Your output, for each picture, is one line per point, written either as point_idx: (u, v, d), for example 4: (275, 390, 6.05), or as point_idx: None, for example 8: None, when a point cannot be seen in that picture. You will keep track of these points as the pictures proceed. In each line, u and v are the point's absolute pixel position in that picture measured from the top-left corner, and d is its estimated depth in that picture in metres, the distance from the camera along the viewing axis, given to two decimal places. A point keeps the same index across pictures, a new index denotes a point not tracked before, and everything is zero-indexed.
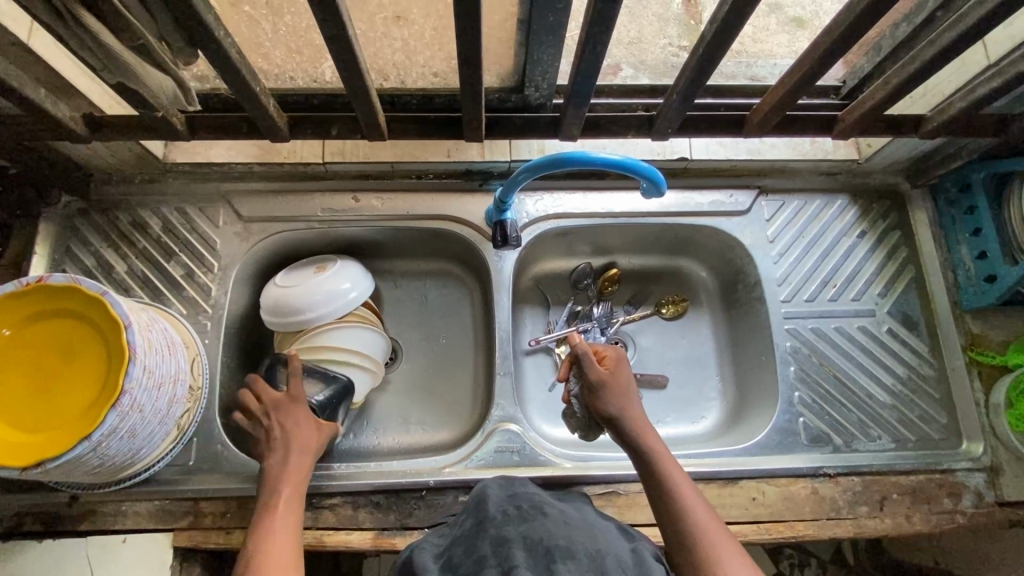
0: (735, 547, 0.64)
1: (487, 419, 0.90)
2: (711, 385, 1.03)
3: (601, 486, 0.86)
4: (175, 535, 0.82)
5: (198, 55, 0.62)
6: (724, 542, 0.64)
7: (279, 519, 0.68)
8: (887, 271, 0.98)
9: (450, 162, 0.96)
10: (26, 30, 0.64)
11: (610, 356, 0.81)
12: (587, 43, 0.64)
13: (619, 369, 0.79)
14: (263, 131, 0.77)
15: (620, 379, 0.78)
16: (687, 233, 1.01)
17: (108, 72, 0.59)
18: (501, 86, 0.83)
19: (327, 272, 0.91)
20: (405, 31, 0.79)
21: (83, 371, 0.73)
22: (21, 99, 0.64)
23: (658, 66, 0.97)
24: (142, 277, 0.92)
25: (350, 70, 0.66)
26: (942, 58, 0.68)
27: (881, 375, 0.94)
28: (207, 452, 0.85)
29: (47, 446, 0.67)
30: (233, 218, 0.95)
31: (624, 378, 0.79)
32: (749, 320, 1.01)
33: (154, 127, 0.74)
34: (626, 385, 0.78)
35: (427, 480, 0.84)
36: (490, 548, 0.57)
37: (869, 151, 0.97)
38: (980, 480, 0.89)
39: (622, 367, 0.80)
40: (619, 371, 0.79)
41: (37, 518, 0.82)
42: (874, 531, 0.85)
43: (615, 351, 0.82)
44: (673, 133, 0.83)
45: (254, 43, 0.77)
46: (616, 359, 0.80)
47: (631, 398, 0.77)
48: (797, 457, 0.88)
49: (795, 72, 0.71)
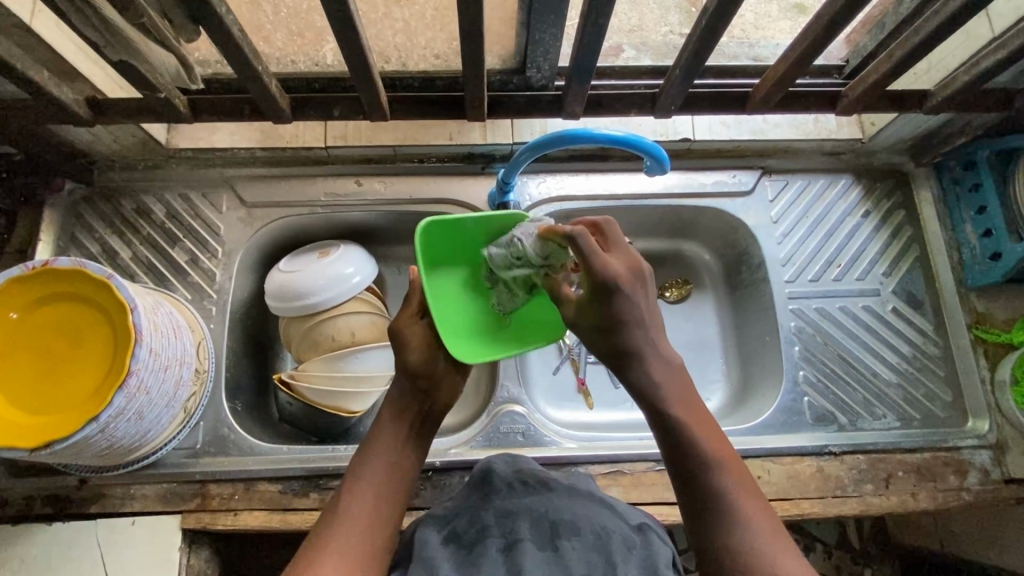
0: (757, 496, 0.57)
1: (492, 401, 0.91)
2: (715, 367, 1.03)
3: (606, 465, 0.86)
4: (183, 517, 0.82)
5: (200, 32, 0.62)
6: (746, 491, 0.57)
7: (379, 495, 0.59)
8: (892, 250, 0.98)
9: (452, 145, 0.96)
10: (29, 13, 0.64)
11: (600, 286, 0.59)
12: (589, 16, 0.64)
13: (619, 306, 0.59)
14: (265, 112, 0.77)
15: (613, 317, 0.60)
16: (690, 215, 1.01)
17: (111, 49, 0.59)
18: (503, 68, 0.83)
19: (330, 257, 0.91)
20: (407, 12, 0.81)
21: (91, 354, 0.73)
22: (24, 80, 0.65)
23: (660, 48, 0.96)
24: (147, 264, 0.92)
25: (353, 48, 0.65)
26: (946, 29, 0.68)
27: (887, 354, 0.94)
28: (214, 435, 0.86)
29: (56, 428, 0.68)
30: (236, 204, 0.95)
31: (622, 318, 0.59)
32: (754, 301, 1.01)
33: (157, 110, 0.74)
34: (631, 323, 0.60)
35: (433, 461, 0.84)
36: (494, 520, 0.58)
37: (873, 130, 0.97)
38: (986, 457, 0.88)
39: (615, 299, 0.59)
40: (611, 308, 0.59)
41: (47, 501, 0.82)
42: (879, 508, 0.85)
43: (601, 280, 0.59)
44: (676, 110, 0.83)
45: (255, 26, 0.77)
46: (615, 290, 0.59)
47: (636, 330, 0.60)
48: (801, 436, 0.89)
49: (797, 46, 0.71)
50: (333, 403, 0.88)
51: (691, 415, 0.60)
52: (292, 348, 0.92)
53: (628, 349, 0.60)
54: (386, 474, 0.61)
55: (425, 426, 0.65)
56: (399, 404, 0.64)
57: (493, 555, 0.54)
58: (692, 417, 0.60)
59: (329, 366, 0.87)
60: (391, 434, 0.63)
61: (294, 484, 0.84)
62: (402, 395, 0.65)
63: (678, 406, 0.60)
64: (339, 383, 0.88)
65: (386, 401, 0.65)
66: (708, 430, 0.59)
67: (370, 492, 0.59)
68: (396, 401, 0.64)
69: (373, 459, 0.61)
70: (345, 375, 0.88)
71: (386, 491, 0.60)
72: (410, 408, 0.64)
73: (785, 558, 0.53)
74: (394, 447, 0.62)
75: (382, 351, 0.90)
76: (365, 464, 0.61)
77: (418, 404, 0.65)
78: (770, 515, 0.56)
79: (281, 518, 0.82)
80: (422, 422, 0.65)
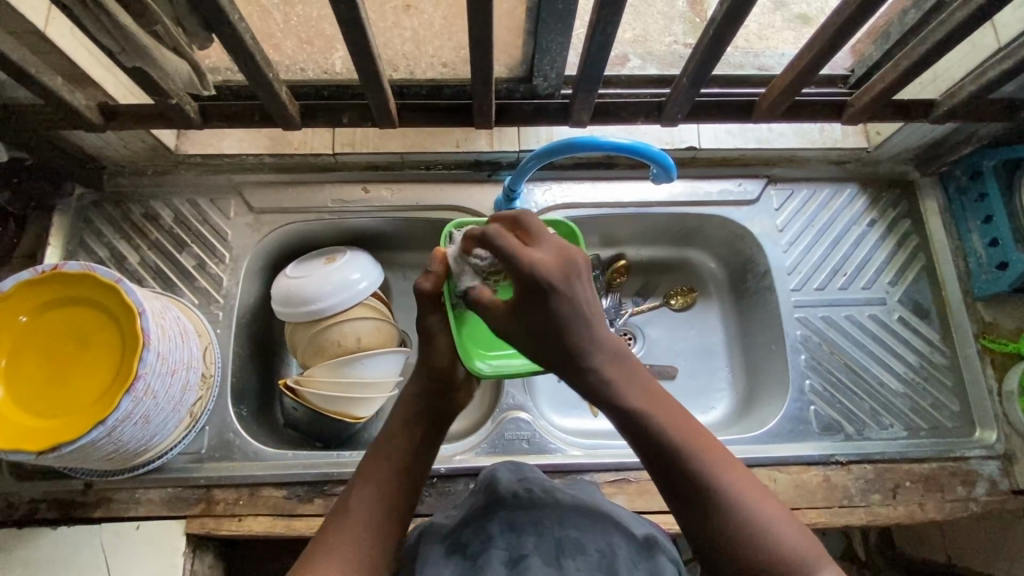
0: (726, 460, 0.53)
1: (498, 407, 0.91)
2: (720, 376, 1.03)
3: (612, 473, 0.86)
4: (187, 522, 0.82)
5: (213, 39, 0.63)
6: (712, 457, 0.53)
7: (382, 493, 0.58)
8: (897, 260, 0.98)
9: (459, 152, 0.96)
10: (44, 19, 0.65)
11: (527, 284, 0.53)
12: (596, 26, 0.65)
13: (551, 305, 0.54)
14: (276, 119, 0.78)
15: (551, 319, 0.54)
16: (695, 223, 1.01)
17: (125, 55, 0.60)
18: (510, 76, 0.83)
19: (337, 263, 0.92)
20: (416, 21, 0.78)
21: (98, 359, 0.74)
22: (39, 87, 0.65)
23: (666, 56, 0.95)
24: (154, 269, 0.93)
25: (363, 56, 0.66)
26: (951, 40, 0.68)
27: (893, 363, 0.94)
28: (219, 440, 0.86)
29: (63, 432, 0.68)
30: (244, 210, 0.95)
31: (559, 318, 0.54)
32: (759, 309, 1.01)
33: (168, 116, 0.75)
34: (565, 319, 0.54)
35: (438, 468, 0.84)
36: (499, 532, 0.57)
37: (879, 139, 0.97)
38: (993, 468, 0.88)
39: (548, 298, 0.54)
40: (543, 307, 0.54)
41: (51, 505, 0.82)
42: (886, 519, 0.85)
43: (525, 276, 0.53)
44: (683, 120, 0.83)
45: (266, 34, 0.76)
46: (540, 284, 0.53)
47: (567, 326, 0.54)
48: (808, 445, 0.88)
49: (803, 56, 0.72)
50: (336, 408, 0.88)
51: (640, 396, 0.55)
52: (299, 354, 0.92)
53: (573, 346, 0.55)
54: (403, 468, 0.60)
55: (439, 428, 0.65)
56: (414, 403, 0.64)
57: (497, 567, 0.53)
58: (645, 400, 0.55)
59: (334, 371, 0.88)
60: (409, 432, 0.62)
61: (298, 490, 0.84)
62: (416, 394, 0.64)
63: (629, 395, 0.55)
64: (345, 390, 0.87)
65: (403, 400, 0.65)
66: (663, 404, 0.56)
67: (385, 492, 0.58)
68: (411, 402, 0.64)
69: (386, 458, 0.60)
70: (351, 380, 0.88)
71: (402, 492, 0.59)
72: (427, 411, 0.64)
73: (770, 513, 0.51)
74: (406, 450, 0.61)
75: (387, 357, 0.89)
76: (382, 458, 0.61)
77: (436, 409, 0.65)
78: (739, 464, 0.54)
79: (285, 524, 0.82)
80: (437, 422, 0.65)
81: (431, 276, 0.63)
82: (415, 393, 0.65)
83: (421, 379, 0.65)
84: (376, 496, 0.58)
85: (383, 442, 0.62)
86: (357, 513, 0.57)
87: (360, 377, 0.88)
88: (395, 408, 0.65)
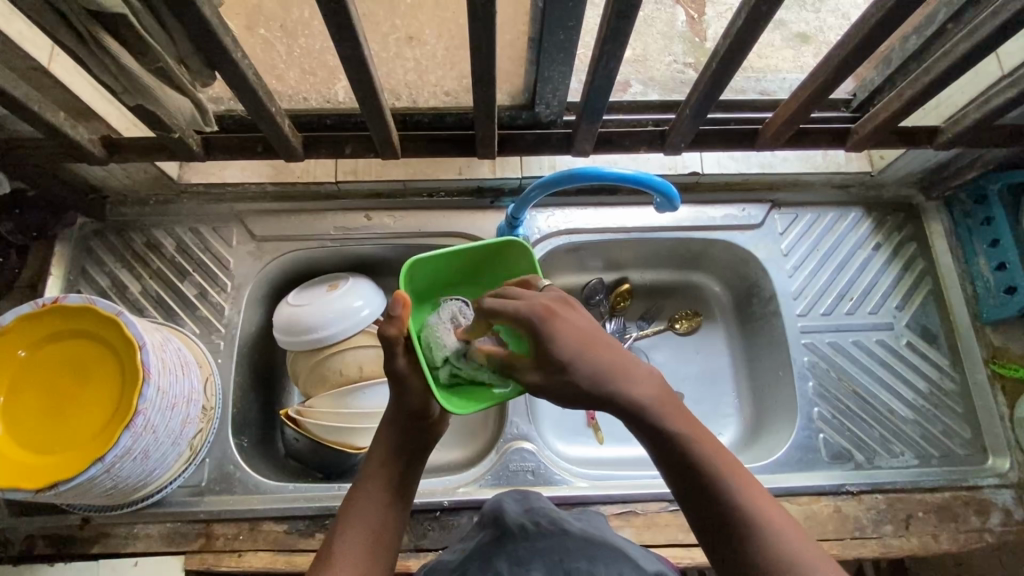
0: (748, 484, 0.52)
1: (501, 437, 0.89)
2: (727, 401, 1.01)
3: (618, 505, 0.84)
4: (186, 557, 0.80)
5: (216, 76, 0.63)
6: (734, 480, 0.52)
7: (363, 537, 0.57)
8: (904, 284, 0.97)
9: (461, 179, 0.96)
10: (47, 56, 0.65)
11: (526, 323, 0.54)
12: (599, 59, 0.64)
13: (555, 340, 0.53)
14: (278, 151, 0.78)
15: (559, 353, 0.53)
16: (699, 248, 1.01)
17: (128, 94, 0.60)
18: (512, 104, 0.83)
19: (338, 290, 0.91)
20: (419, 52, 0.78)
21: (97, 393, 0.73)
22: (42, 123, 0.65)
23: (667, 81, 0.96)
24: (155, 298, 0.92)
25: (366, 89, 0.66)
26: (955, 70, 0.68)
27: (902, 389, 0.92)
28: (219, 473, 0.85)
29: (60, 470, 0.67)
30: (246, 238, 0.95)
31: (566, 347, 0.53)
32: (764, 334, 1.00)
33: (171, 148, 0.75)
34: (579, 349, 0.53)
35: (441, 501, 0.83)
36: (506, 568, 0.56)
37: (882, 163, 0.97)
38: (1008, 497, 0.86)
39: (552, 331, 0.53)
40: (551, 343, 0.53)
41: (49, 541, 0.81)
42: (899, 551, 0.83)
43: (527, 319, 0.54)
44: (686, 148, 0.83)
45: (269, 66, 0.76)
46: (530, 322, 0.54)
47: (582, 361, 0.53)
48: (818, 475, 0.87)
49: (806, 86, 0.72)
50: (337, 438, 0.87)
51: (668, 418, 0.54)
52: (301, 383, 0.91)
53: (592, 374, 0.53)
54: (382, 508, 0.59)
55: (418, 460, 0.63)
56: (389, 438, 0.62)
57: None
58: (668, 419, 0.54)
59: (336, 401, 0.87)
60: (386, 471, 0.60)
61: (299, 524, 0.83)
62: (391, 428, 0.62)
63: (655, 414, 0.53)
64: (347, 419, 0.86)
65: (378, 435, 0.62)
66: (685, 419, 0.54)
67: (366, 534, 0.57)
68: (387, 437, 0.62)
69: (366, 501, 0.59)
70: (353, 410, 0.86)
71: (382, 532, 0.58)
72: (404, 445, 0.62)
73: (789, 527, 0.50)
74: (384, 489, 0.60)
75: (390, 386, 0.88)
76: (360, 500, 0.59)
77: (414, 442, 0.62)
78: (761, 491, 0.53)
79: (286, 559, 0.81)
80: (414, 455, 0.62)
81: (395, 321, 0.57)
82: (389, 429, 0.62)
83: (394, 416, 0.62)
84: (356, 540, 0.57)
85: (360, 483, 0.61)
86: (339, 559, 0.55)
87: (362, 406, 0.87)
88: (371, 445, 0.63)
